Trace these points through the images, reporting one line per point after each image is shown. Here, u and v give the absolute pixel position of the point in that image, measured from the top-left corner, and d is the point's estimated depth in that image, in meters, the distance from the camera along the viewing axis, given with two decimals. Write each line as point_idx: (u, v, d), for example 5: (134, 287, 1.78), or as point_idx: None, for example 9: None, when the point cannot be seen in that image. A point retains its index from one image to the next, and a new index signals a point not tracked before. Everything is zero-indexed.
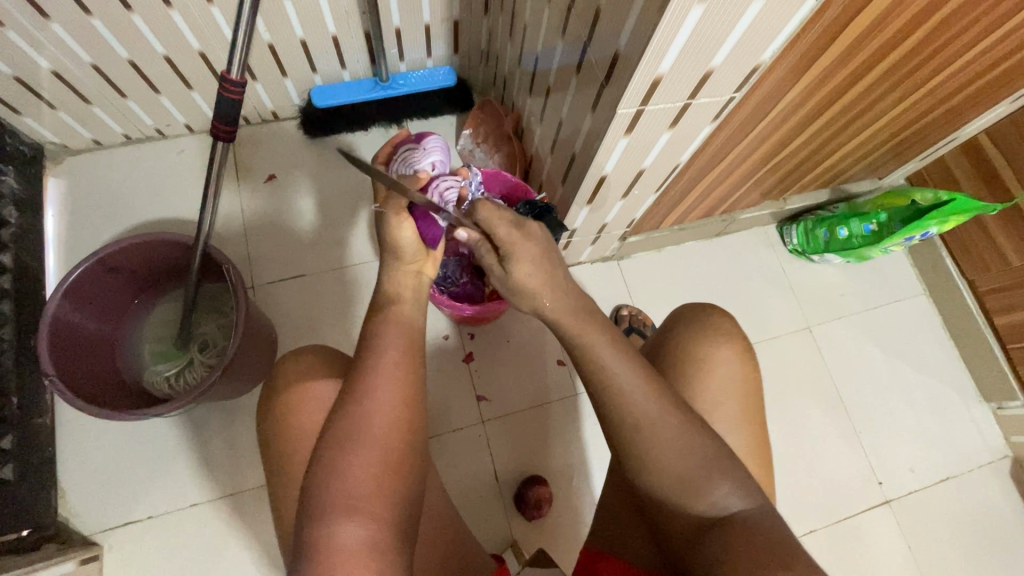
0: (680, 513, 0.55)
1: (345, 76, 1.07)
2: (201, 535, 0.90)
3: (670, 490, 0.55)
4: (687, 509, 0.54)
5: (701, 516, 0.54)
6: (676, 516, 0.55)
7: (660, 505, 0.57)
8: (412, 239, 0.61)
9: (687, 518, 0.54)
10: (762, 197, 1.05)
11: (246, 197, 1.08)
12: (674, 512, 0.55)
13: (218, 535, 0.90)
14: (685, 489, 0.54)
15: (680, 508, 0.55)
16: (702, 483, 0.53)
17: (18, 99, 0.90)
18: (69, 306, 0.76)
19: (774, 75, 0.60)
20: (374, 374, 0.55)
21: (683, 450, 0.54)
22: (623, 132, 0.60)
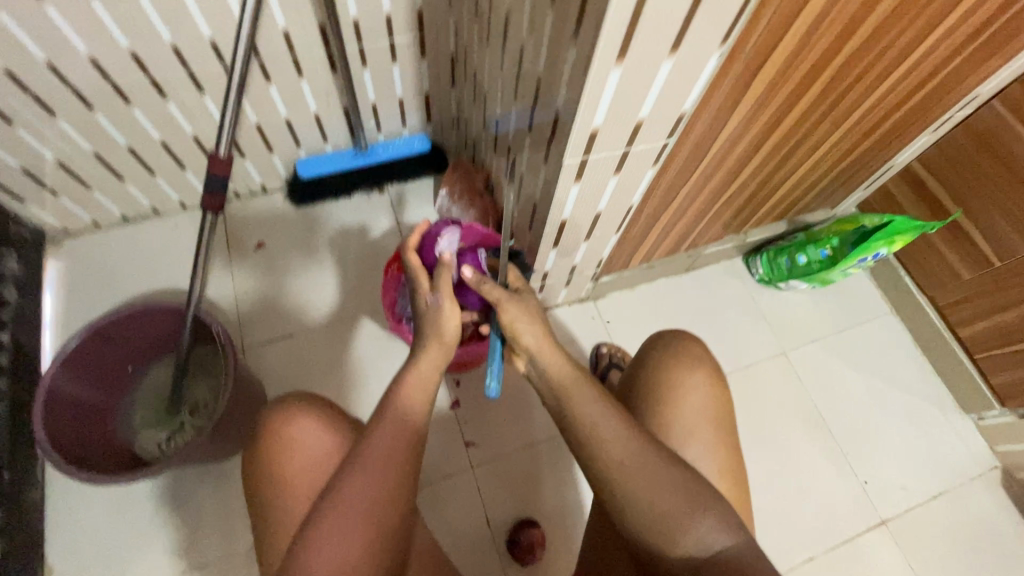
0: (667, 556, 0.56)
1: (327, 148, 1.16)
2: None
3: (658, 535, 0.56)
4: (674, 550, 0.55)
5: (690, 559, 0.54)
6: (666, 560, 0.56)
7: (647, 552, 0.57)
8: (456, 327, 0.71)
9: (674, 560, 0.55)
10: (723, 232, 1.12)
11: (236, 264, 1.14)
12: (659, 554, 0.56)
13: None
14: (671, 528, 0.55)
15: (666, 551, 0.55)
16: (682, 515, 0.55)
17: (23, 188, 0.97)
18: (65, 374, 0.79)
19: (701, 120, 0.67)
20: (393, 435, 0.59)
21: (659, 472, 0.57)
22: (572, 180, 0.67)
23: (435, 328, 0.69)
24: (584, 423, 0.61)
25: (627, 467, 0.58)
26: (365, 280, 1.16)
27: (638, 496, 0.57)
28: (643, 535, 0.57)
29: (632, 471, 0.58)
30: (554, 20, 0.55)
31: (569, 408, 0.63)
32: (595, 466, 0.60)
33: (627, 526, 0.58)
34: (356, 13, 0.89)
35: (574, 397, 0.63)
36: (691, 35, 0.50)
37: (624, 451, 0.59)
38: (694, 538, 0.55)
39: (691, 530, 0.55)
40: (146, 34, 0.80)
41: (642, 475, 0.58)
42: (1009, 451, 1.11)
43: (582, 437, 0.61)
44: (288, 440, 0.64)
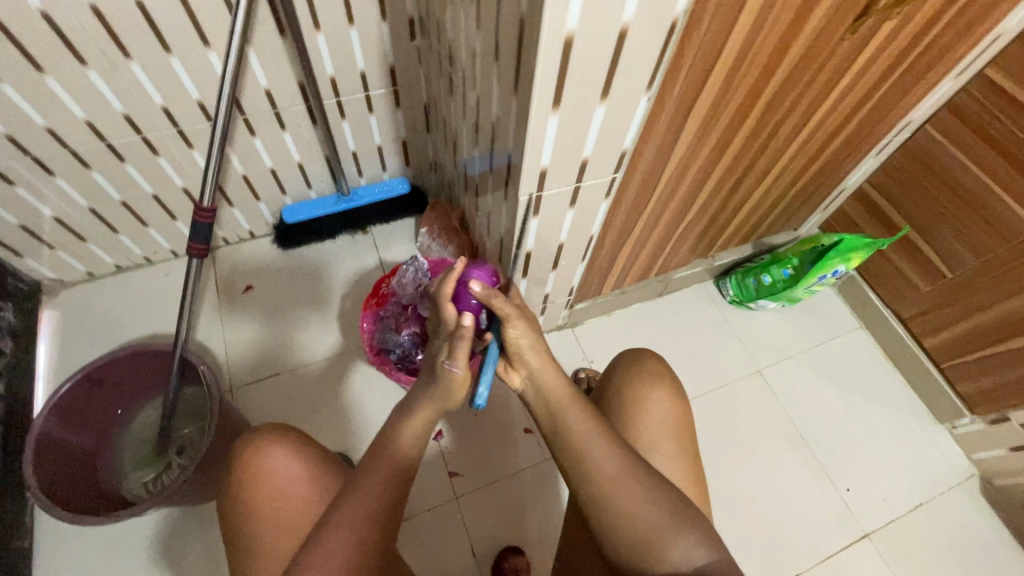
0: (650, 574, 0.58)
1: (312, 194, 1.22)
2: None
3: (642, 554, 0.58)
4: (639, 561, 0.58)
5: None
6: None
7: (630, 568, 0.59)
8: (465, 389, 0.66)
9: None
10: (690, 257, 1.17)
11: (224, 307, 1.19)
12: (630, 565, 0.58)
13: None
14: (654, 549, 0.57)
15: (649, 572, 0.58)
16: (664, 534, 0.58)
17: (21, 243, 1.03)
18: (56, 419, 0.82)
19: (646, 156, 0.73)
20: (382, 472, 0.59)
21: (622, 487, 0.59)
22: (530, 214, 0.73)
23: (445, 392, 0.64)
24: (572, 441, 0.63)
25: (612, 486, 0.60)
26: (350, 318, 1.20)
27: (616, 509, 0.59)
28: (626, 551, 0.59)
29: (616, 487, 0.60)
30: (500, 75, 0.61)
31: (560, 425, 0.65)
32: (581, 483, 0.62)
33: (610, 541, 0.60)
34: (332, 72, 0.96)
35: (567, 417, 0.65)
36: (617, 85, 0.56)
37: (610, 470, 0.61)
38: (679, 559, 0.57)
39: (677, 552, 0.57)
40: (138, 99, 0.87)
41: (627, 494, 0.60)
42: (984, 459, 1.13)
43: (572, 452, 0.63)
44: (262, 468, 0.67)
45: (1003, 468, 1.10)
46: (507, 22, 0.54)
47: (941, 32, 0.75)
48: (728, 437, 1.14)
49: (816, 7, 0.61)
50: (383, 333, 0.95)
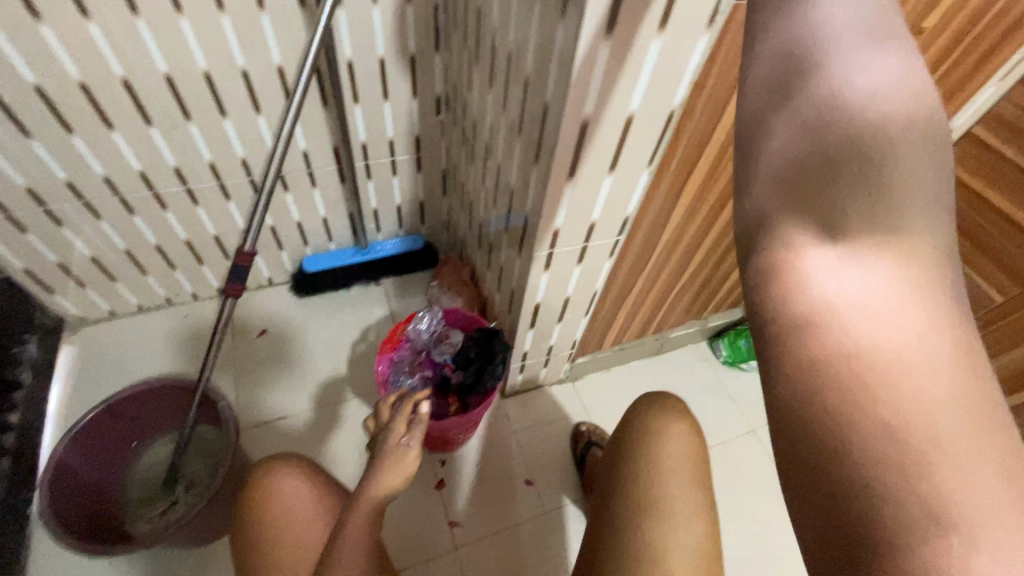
0: (850, 448, 0.25)
1: (331, 246, 1.30)
2: None
3: (845, 386, 0.26)
4: None
5: (908, 516, 0.23)
6: (831, 472, 0.25)
7: (791, 411, 0.27)
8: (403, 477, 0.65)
9: (850, 475, 0.25)
10: (684, 318, 1.24)
11: (238, 350, 1.23)
12: None
13: None
14: (876, 390, 0.25)
15: (846, 448, 0.25)
16: (911, 361, 0.26)
17: (55, 280, 1.09)
18: (72, 450, 0.85)
19: (646, 222, 0.83)
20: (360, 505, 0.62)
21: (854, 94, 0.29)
22: (542, 268, 0.81)
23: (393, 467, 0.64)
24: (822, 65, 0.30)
25: (831, 155, 0.29)
26: (360, 363, 1.24)
27: (797, 179, 0.30)
28: (814, 365, 0.27)
29: (842, 155, 0.28)
30: (523, 146, 0.71)
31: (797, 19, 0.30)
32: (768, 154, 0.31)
33: (772, 308, 0.29)
34: (365, 137, 1.07)
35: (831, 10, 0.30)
36: (623, 162, 0.66)
37: (857, 106, 0.28)
38: (936, 461, 0.24)
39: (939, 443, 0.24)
40: (190, 155, 0.96)
41: (869, 193, 0.28)
42: None
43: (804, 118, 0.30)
44: (270, 487, 0.74)
45: None
46: (533, 105, 0.64)
47: None
48: (725, 497, 1.16)
49: None
50: (398, 376, 1.00)
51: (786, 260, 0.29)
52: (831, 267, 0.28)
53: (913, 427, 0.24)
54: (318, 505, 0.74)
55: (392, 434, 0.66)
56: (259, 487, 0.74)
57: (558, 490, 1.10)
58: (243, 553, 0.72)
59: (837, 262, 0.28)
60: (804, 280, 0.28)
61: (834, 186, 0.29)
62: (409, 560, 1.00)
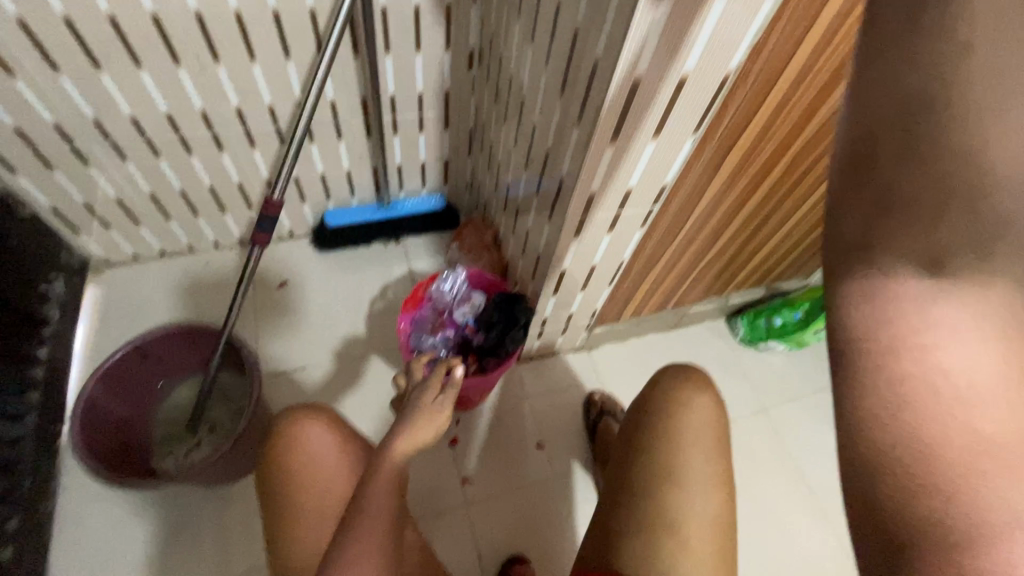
0: (910, 467, 0.28)
1: (353, 201, 1.29)
2: None
3: (909, 415, 0.29)
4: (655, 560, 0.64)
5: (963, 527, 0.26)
6: (883, 489, 0.29)
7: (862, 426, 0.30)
8: (431, 435, 0.66)
9: (899, 497, 0.28)
10: (706, 294, 1.22)
11: (259, 300, 1.25)
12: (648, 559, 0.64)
13: None
14: (946, 416, 0.28)
15: (909, 469, 0.28)
16: (985, 399, 0.28)
17: (80, 220, 1.09)
18: (102, 386, 0.87)
19: (683, 191, 0.80)
20: (384, 467, 0.62)
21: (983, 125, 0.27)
22: (572, 235, 0.80)
23: (425, 426, 0.66)
24: (957, 62, 0.27)
25: (940, 198, 0.28)
26: (378, 320, 1.25)
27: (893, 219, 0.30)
28: (888, 395, 0.29)
29: (945, 204, 0.28)
30: (564, 105, 0.68)
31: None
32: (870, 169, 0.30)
33: (850, 327, 0.31)
34: (394, 90, 1.04)
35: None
36: (670, 127, 0.64)
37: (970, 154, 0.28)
38: (996, 488, 0.26)
39: (997, 469, 0.27)
40: (217, 98, 0.94)
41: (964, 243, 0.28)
42: None
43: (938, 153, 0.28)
44: (296, 437, 0.75)
45: None
46: (580, 62, 0.62)
47: None
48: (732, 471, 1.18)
49: None
50: (419, 334, 1.00)
51: (873, 294, 0.30)
52: (923, 297, 0.29)
53: (978, 458, 0.27)
54: (343, 457, 0.76)
55: (426, 393, 0.68)
56: (284, 436, 0.76)
57: (568, 454, 1.12)
58: (271, 498, 0.74)
59: (926, 300, 0.29)
60: (888, 316, 0.30)
61: (932, 233, 0.29)
62: (421, 511, 1.03)
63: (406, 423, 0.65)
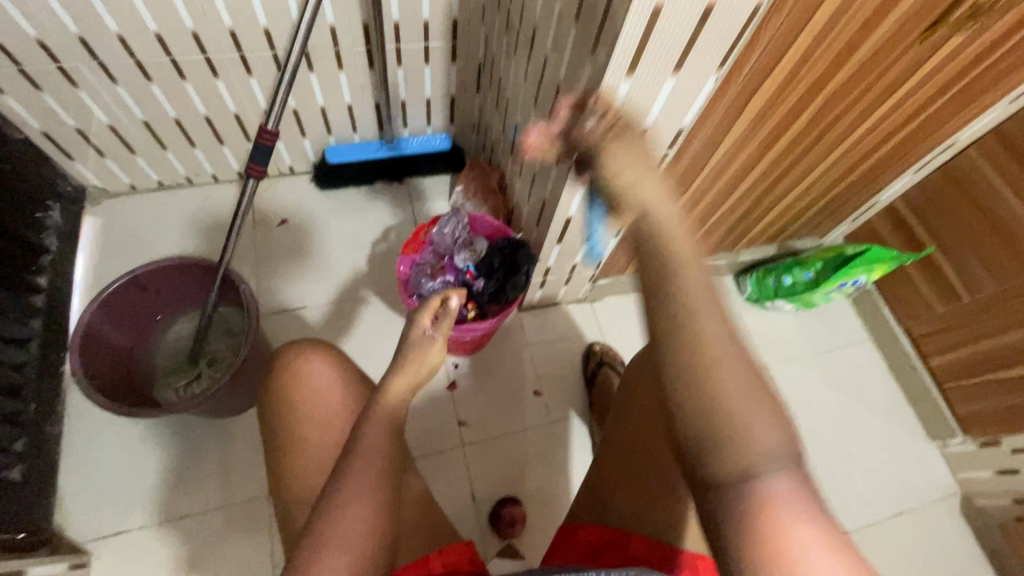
0: None
1: (355, 138, 1.24)
2: (195, 538, 0.96)
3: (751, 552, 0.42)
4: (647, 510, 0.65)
5: None
6: None
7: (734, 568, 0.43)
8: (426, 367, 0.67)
9: None
10: (716, 249, 1.19)
11: (260, 238, 1.23)
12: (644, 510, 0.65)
13: (211, 537, 0.96)
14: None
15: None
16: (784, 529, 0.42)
17: (74, 146, 1.05)
18: (101, 316, 0.86)
19: (701, 134, 0.76)
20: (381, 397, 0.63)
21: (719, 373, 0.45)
22: (581, 178, 0.76)
23: (417, 355, 0.67)
24: (683, 343, 0.46)
25: (708, 417, 0.45)
26: (379, 263, 1.23)
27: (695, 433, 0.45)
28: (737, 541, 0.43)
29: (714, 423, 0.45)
30: (578, 32, 0.63)
31: (686, 323, 0.47)
32: (686, 425, 0.46)
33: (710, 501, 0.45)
34: (398, 17, 0.98)
35: (712, 335, 0.46)
36: (691, 59, 0.60)
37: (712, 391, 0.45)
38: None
39: None
40: (209, 17, 0.88)
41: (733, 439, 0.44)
42: (970, 478, 1.17)
43: (692, 394, 0.46)
44: (299, 372, 0.76)
45: (985, 489, 1.14)
46: None
47: (1008, 53, 0.76)
48: None
49: (893, 10, 0.65)
50: (419, 277, 0.98)
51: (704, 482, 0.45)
52: (760, 490, 0.43)
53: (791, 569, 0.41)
54: (345, 394, 0.76)
55: (418, 327, 0.69)
56: (289, 370, 0.76)
57: (565, 403, 1.13)
58: (273, 431, 0.75)
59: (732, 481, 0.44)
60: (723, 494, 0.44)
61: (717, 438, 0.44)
62: (419, 450, 1.05)
63: (401, 360, 0.66)
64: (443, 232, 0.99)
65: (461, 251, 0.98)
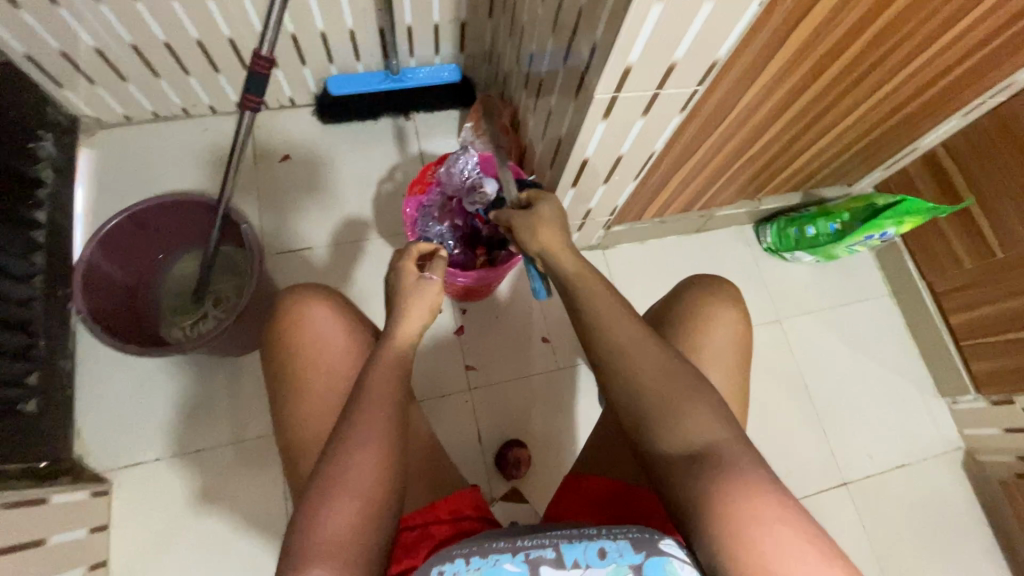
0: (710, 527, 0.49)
1: (358, 68, 1.16)
2: (209, 470, 0.99)
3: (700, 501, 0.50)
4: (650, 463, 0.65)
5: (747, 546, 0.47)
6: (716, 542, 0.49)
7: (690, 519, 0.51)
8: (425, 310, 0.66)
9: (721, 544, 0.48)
10: (737, 196, 1.13)
11: (261, 175, 1.18)
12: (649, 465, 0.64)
13: (224, 470, 0.99)
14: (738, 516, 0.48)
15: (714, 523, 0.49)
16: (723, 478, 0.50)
17: (61, 71, 0.99)
18: (100, 254, 0.84)
19: (735, 70, 0.69)
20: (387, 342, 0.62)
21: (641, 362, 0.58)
22: (601, 116, 0.70)
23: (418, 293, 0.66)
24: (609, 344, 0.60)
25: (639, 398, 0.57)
26: (385, 203, 1.19)
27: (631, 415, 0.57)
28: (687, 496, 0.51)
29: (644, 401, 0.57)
30: None
31: (607, 330, 0.61)
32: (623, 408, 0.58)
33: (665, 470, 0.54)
34: None
35: (626, 335, 0.60)
36: None
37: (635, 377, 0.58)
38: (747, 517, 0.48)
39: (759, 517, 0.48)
40: None
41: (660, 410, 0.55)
42: (976, 435, 1.17)
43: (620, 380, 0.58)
44: (300, 320, 0.74)
45: (990, 446, 1.14)
46: None
47: None
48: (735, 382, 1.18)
49: None
50: (426, 220, 0.95)
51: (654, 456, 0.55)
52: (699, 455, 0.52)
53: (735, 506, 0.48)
54: (346, 341, 0.75)
55: (408, 268, 0.69)
56: (288, 318, 0.75)
57: (572, 350, 1.12)
58: (277, 377, 0.74)
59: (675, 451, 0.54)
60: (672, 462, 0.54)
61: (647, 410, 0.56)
62: (426, 393, 1.06)
63: (402, 302, 0.65)
64: (452, 172, 0.94)
65: (472, 195, 0.93)
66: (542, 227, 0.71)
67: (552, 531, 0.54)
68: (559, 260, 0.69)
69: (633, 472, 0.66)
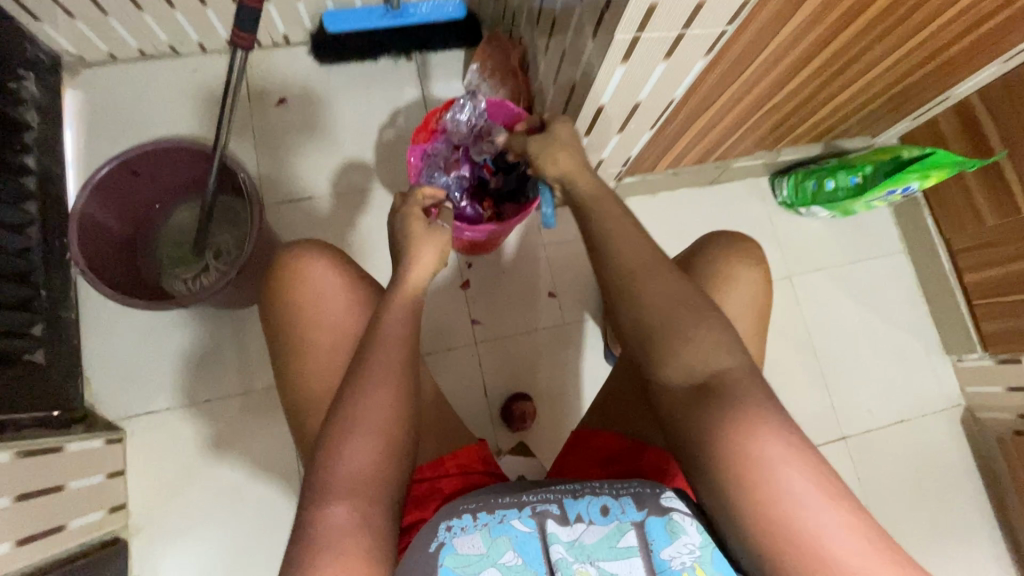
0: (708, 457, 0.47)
1: (356, 3, 1.09)
2: (220, 420, 1.00)
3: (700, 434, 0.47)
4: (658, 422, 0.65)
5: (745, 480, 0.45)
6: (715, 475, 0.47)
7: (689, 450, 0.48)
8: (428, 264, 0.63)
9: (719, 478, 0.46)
10: (755, 147, 1.08)
11: (256, 120, 1.13)
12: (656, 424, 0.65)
13: (234, 420, 1.00)
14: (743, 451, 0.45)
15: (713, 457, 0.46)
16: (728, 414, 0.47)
17: (36, 4, 0.92)
18: (93, 203, 0.81)
19: (768, 8, 0.63)
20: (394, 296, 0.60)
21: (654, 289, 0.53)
22: (620, 58, 0.65)
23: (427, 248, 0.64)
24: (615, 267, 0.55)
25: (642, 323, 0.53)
26: (387, 151, 1.14)
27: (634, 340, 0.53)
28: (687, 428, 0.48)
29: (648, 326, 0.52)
30: None
31: (618, 252, 0.55)
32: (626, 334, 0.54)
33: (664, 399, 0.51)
34: None
35: (636, 259, 0.55)
36: None
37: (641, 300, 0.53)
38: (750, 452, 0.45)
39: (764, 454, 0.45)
40: None
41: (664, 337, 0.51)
42: (977, 393, 1.17)
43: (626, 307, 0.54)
44: (301, 273, 0.73)
45: (991, 403, 1.15)
46: None
47: None
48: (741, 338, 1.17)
49: None
50: (431, 169, 0.90)
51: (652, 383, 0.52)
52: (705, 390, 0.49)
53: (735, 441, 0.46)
54: (349, 295, 0.73)
55: (414, 217, 0.66)
56: (289, 271, 0.73)
57: (579, 305, 1.11)
58: (281, 331, 0.73)
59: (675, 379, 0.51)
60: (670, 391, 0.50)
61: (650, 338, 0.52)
62: (431, 347, 1.06)
63: (409, 256, 0.63)
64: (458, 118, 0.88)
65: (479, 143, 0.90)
66: (555, 171, 0.66)
67: (555, 485, 0.55)
68: (575, 184, 0.64)
69: (640, 430, 0.67)
